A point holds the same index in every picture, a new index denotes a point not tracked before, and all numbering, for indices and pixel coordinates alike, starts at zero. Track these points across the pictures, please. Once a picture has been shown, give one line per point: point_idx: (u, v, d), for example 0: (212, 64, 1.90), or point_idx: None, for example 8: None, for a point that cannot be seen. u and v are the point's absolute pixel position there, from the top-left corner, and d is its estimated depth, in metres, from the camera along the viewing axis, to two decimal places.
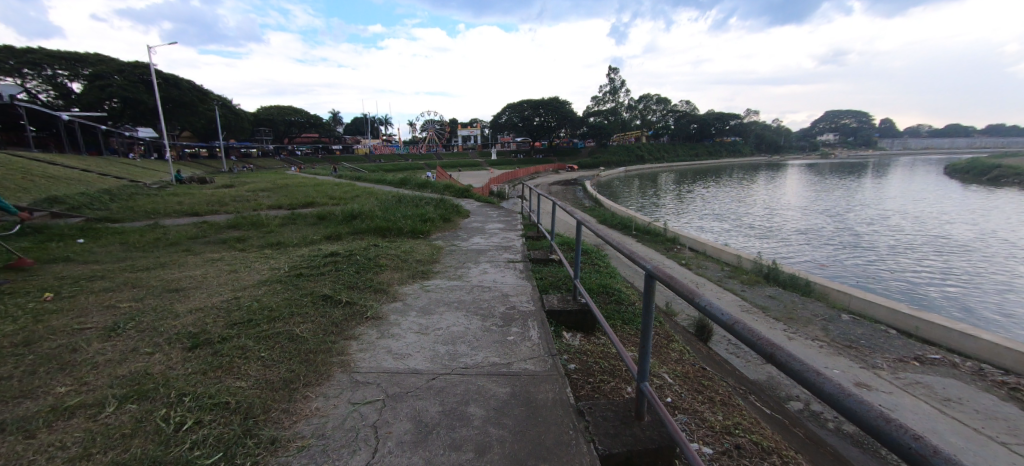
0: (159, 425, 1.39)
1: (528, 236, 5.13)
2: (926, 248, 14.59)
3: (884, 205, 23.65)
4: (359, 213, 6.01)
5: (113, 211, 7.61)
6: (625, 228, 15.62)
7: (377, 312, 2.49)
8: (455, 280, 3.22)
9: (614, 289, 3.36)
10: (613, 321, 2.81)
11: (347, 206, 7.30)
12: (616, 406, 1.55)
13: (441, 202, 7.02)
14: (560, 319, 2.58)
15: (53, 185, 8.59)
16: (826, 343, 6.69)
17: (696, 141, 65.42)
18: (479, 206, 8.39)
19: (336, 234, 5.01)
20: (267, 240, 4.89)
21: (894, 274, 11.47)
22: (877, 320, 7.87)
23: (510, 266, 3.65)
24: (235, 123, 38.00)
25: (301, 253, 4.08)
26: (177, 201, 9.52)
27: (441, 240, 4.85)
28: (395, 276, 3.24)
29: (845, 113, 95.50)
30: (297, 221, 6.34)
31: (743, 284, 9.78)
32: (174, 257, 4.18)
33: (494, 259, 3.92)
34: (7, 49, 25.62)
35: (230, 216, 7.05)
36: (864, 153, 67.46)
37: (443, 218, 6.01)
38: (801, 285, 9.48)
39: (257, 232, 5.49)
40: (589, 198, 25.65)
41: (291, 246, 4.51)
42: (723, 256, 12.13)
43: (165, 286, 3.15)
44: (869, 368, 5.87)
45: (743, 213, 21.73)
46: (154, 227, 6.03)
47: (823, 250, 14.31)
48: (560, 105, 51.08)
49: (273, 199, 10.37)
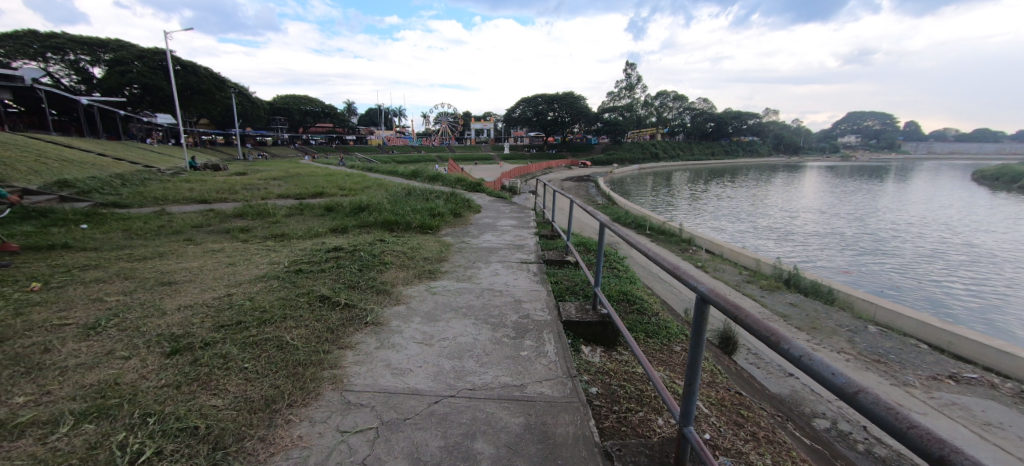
0: (113, 453, 1.20)
1: (543, 235, 4.89)
2: (955, 257, 13.96)
3: (908, 211, 22.83)
4: (367, 205, 5.82)
5: (123, 196, 7.59)
6: (639, 228, 15.26)
7: (378, 316, 2.28)
8: (463, 282, 2.99)
9: (635, 297, 3.09)
10: (636, 333, 2.56)
11: (356, 197, 7.14)
12: (650, 450, 1.31)
13: (452, 196, 6.83)
14: (577, 331, 2.35)
15: (66, 168, 8.62)
16: (853, 356, 6.34)
17: (712, 140, 64.13)
18: (491, 201, 8.15)
19: (343, 227, 4.83)
20: (271, 231, 4.73)
21: (921, 284, 10.98)
22: (905, 334, 7.47)
23: (524, 268, 3.40)
24: (250, 111, 38.27)
25: (303, 246, 3.90)
26: (188, 188, 9.49)
27: (450, 236, 4.64)
28: (399, 275, 3.02)
29: (869, 115, 92.47)
30: (304, 211, 6.19)
31: (762, 289, 9.43)
32: (173, 247, 4.03)
33: (506, 259, 3.70)
34: (32, 34, 26.08)
35: (238, 204, 6.95)
36: (887, 157, 65.44)
37: (453, 213, 5.80)
38: (823, 293, 9.11)
39: (264, 222, 5.33)
40: (602, 195, 25.19)
41: (295, 238, 4.34)
42: (740, 259, 11.74)
43: (157, 278, 2.99)
44: (900, 386, 5.53)
45: (762, 215, 21.08)
46: (160, 214, 5.92)
47: (846, 256, 13.78)
48: (575, 100, 50.44)
49: (283, 188, 10.27)
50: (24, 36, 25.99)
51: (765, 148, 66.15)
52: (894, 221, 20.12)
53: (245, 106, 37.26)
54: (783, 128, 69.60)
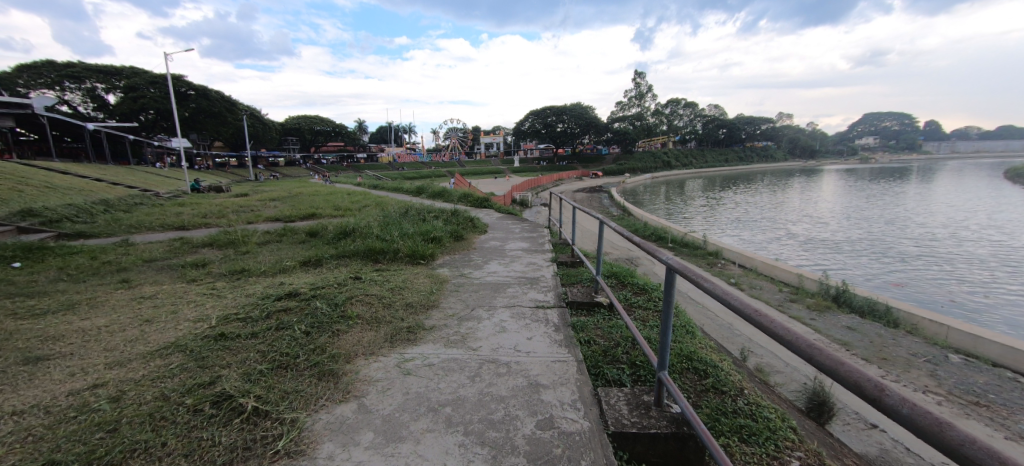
0: None
1: (562, 261, 3.94)
2: (1014, 263, 12.54)
3: (944, 212, 21.37)
4: (352, 229, 4.96)
5: (96, 225, 6.91)
6: (659, 240, 14.23)
7: (299, 436, 1.37)
8: (454, 348, 2.06)
9: (704, 362, 2.11)
10: (723, 436, 1.62)
11: (345, 219, 6.29)
12: None
13: (454, 214, 5.97)
14: (637, 450, 1.41)
15: (43, 196, 8.02)
16: (944, 398, 5.17)
17: (725, 146, 62.89)
18: (500, 219, 7.22)
19: (316, 258, 3.96)
20: (231, 267, 3.89)
21: (986, 296, 9.69)
22: (994, 363, 6.23)
23: (541, 319, 2.46)
24: (261, 133, 38.52)
25: (253, 290, 2.99)
26: (175, 213, 8.82)
27: (446, 269, 3.71)
28: (364, 338, 2.12)
29: (888, 114, 89.53)
30: (283, 238, 5.37)
31: (809, 309, 8.29)
32: (97, 293, 3.19)
33: (521, 300, 2.80)
34: (50, 64, 26.46)
35: (214, 231, 6.18)
36: (908, 159, 63.15)
37: (453, 236, 4.91)
38: (881, 313, 7.96)
39: (230, 254, 4.52)
40: (617, 207, 24.12)
41: (253, 277, 3.48)
42: (776, 274, 10.57)
43: (26, 351, 2.13)
44: (1018, 440, 4.34)
45: (788, 222, 19.75)
46: (118, 245, 5.17)
47: (891, 265, 12.46)
48: (584, 111, 49.90)
49: (278, 210, 9.56)
50: (43, 66, 26.38)
51: (780, 153, 64.55)
52: (934, 224, 18.62)
53: (257, 128, 37.55)
54: (799, 132, 67.65)
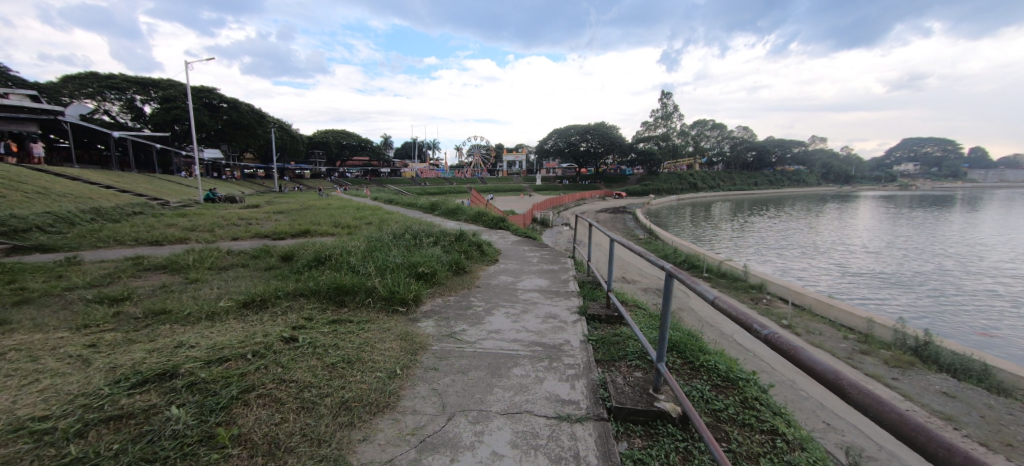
0: None
1: (592, 314, 2.83)
2: None
3: (1013, 245, 18.92)
4: (327, 256, 3.97)
5: (67, 237, 6.20)
6: (693, 268, 12.82)
7: None
8: None
9: None
10: None
11: (333, 240, 5.34)
12: None
13: (459, 238, 4.95)
14: None
15: (26, 203, 7.43)
16: None
17: (754, 169, 60.41)
18: (514, 243, 6.12)
19: (264, 296, 2.95)
20: (151, 305, 2.91)
21: None
22: None
23: (565, 456, 1.38)
24: (287, 145, 39.01)
25: (131, 358, 1.97)
26: (165, 224, 8.11)
27: (432, 322, 2.65)
28: None
29: (930, 140, 84.69)
30: (252, 262, 4.44)
31: (887, 365, 6.82)
32: None
33: (532, 399, 1.70)
34: (92, 74, 27.30)
35: (183, 248, 5.36)
36: (954, 186, 58.95)
37: (454, 267, 3.88)
38: (980, 373, 6.43)
39: (171, 284, 3.57)
40: (642, 229, 22.60)
41: (160, 327, 2.49)
42: (834, 315, 9.04)
43: None
44: None
45: (834, 251, 17.82)
46: (61, 263, 4.36)
47: (971, 307, 10.59)
48: (609, 130, 48.77)
49: (275, 224, 8.76)
50: (85, 76, 27.18)
51: (813, 177, 61.50)
52: (1005, 258, 16.39)
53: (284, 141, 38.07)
54: (832, 155, 64.33)
